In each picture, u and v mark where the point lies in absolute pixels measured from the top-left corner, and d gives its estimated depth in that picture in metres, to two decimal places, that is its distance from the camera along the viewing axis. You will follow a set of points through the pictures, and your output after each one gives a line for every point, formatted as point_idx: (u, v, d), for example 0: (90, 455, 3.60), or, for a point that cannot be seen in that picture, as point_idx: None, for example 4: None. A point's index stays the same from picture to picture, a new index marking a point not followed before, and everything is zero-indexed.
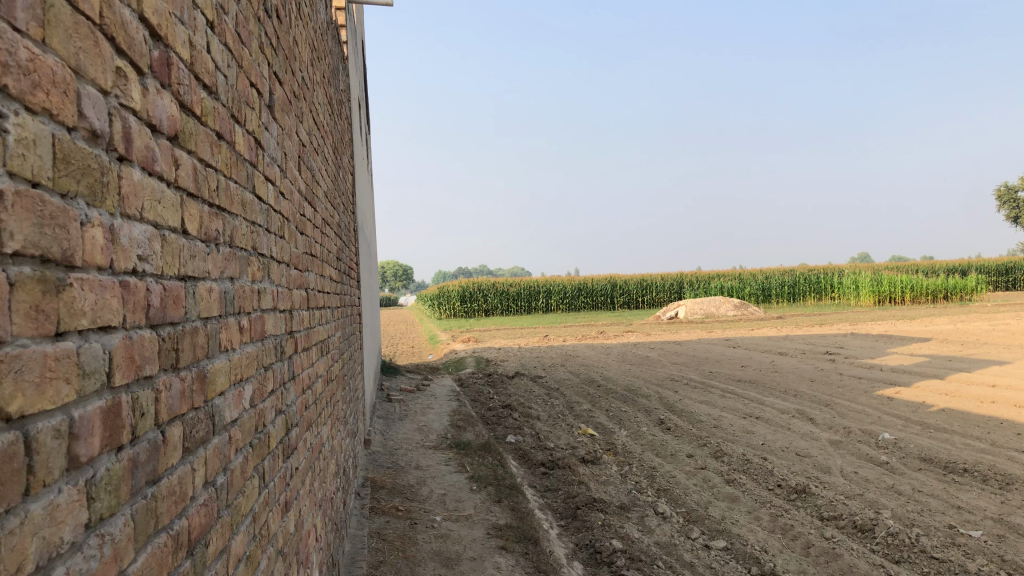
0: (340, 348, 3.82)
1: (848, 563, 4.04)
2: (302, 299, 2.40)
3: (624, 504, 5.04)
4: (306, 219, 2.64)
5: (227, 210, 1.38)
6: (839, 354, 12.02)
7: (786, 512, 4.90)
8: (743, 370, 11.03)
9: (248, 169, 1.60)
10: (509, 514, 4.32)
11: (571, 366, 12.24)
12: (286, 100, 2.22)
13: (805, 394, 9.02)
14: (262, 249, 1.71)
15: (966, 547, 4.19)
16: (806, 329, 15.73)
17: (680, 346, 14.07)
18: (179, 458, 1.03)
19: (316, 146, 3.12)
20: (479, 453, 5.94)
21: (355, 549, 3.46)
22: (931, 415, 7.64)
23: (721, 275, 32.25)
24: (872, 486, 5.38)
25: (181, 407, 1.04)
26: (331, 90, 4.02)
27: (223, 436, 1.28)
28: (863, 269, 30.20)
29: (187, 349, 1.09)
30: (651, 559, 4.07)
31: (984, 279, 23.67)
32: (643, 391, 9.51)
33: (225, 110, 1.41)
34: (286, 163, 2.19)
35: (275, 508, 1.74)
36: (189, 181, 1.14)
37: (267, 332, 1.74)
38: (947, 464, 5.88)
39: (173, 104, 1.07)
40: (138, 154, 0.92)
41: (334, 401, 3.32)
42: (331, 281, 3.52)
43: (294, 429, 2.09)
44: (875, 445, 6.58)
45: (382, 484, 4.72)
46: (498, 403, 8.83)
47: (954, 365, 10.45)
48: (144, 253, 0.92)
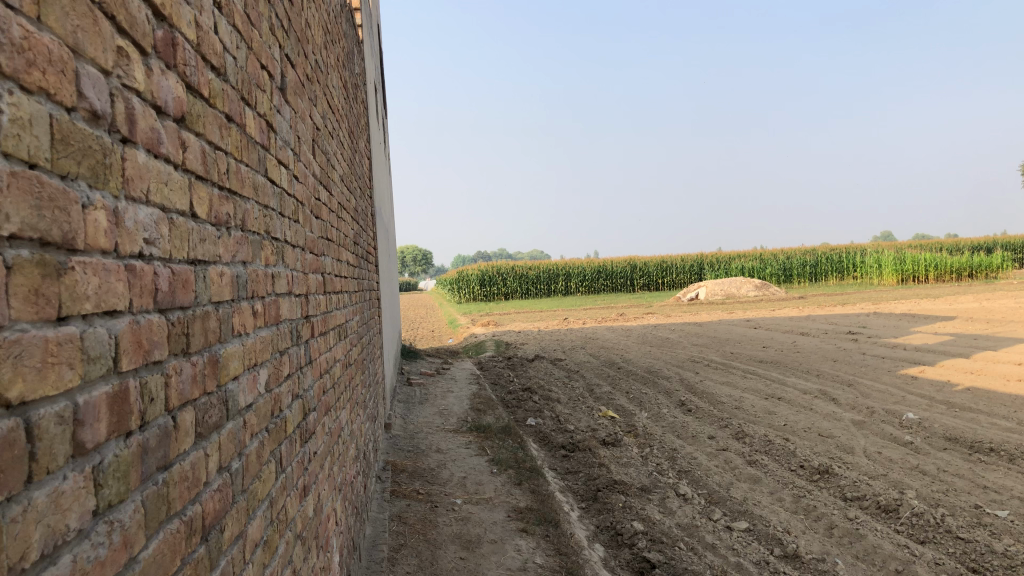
0: (358, 332, 3.81)
1: (872, 544, 4.00)
2: (319, 283, 2.40)
3: (645, 485, 5.03)
4: (322, 203, 2.63)
5: (238, 193, 1.36)
6: (861, 334, 11.91)
7: (809, 493, 4.87)
8: (764, 351, 10.95)
9: (260, 153, 1.59)
10: (530, 497, 4.31)
11: (592, 348, 12.21)
12: (299, 83, 2.20)
13: (827, 374, 8.95)
14: (275, 233, 1.69)
15: (992, 528, 4.14)
16: (828, 309, 15.59)
17: (701, 328, 13.99)
18: (192, 444, 1.03)
19: (331, 130, 3.11)
20: (499, 436, 5.94)
21: (376, 532, 3.48)
22: (956, 394, 7.55)
23: (742, 256, 32.02)
24: (896, 467, 5.33)
25: (192, 392, 1.03)
26: (346, 74, 4.00)
27: (237, 421, 1.27)
28: (885, 248, 29.88)
29: (198, 334, 1.08)
30: (672, 541, 4.05)
31: (1009, 256, 23.34)
32: (664, 373, 9.48)
33: (235, 92, 1.39)
34: (300, 147, 2.17)
35: (293, 493, 1.74)
36: (197, 164, 1.12)
37: (282, 316, 1.73)
38: (972, 443, 5.81)
39: (179, 85, 1.05)
40: (143, 136, 0.90)
41: (353, 385, 3.32)
42: (349, 266, 3.52)
43: (312, 414, 2.08)
44: (898, 425, 6.51)
45: (403, 467, 4.73)
46: (518, 386, 8.84)
47: (979, 344, 10.31)
48: (151, 237, 0.91)
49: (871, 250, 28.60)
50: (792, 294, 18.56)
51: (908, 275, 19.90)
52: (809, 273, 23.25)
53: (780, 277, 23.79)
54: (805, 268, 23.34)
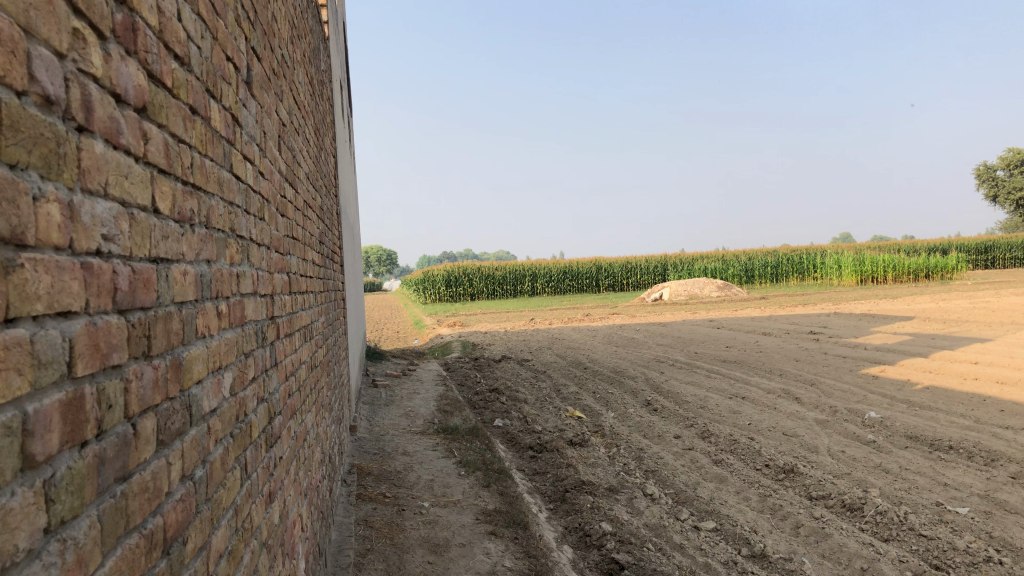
0: (324, 334, 3.74)
1: (838, 542, 4.03)
2: (285, 283, 2.34)
3: (613, 486, 5.02)
4: (288, 200, 2.57)
5: (202, 188, 1.31)
6: (822, 334, 12.07)
7: (775, 492, 4.89)
8: (728, 350, 11.05)
9: (225, 147, 1.53)
10: (499, 499, 4.27)
11: (558, 348, 12.21)
12: (265, 77, 2.13)
13: (790, 373, 9.04)
14: (240, 230, 1.64)
15: (954, 524, 4.18)
16: (789, 310, 15.77)
17: (666, 328, 14.07)
18: (153, 452, 0.97)
19: (297, 127, 3.04)
20: (467, 438, 5.90)
21: (342, 537, 3.41)
22: (915, 393, 7.67)
23: (705, 257, 32.35)
24: (860, 465, 5.38)
25: (154, 397, 0.98)
26: (311, 70, 3.92)
27: (201, 427, 1.22)
28: (845, 249, 30.34)
29: (160, 336, 1.02)
30: (641, 541, 4.04)
31: (964, 256, 23.85)
32: (630, 373, 9.51)
33: (199, 83, 1.33)
34: (266, 143, 2.11)
35: (258, 500, 1.68)
36: (159, 157, 1.06)
37: (248, 317, 1.67)
38: (933, 441, 5.89)
39: (140, 73, 1.00)
40: (101, 125, 0.85)
41: (318, 387, 3.26)
42: (314, 265, 3.45)
43: (277, 418, 2.02)
44: (861, 424, 6.58)
45: (368, 471, 4.67)
46: (485, 387, 8.80)
47: (937, 343, 10.49)
48: (110, 233, 0.86)
49: (831, 252, 29.02)
50: (755, 295, 18.75)
51: (867, 275, 20.21)
52: (770, 274, 23.55)
53: (742, 278, 24.03)
54: (766, 269, 23.63)
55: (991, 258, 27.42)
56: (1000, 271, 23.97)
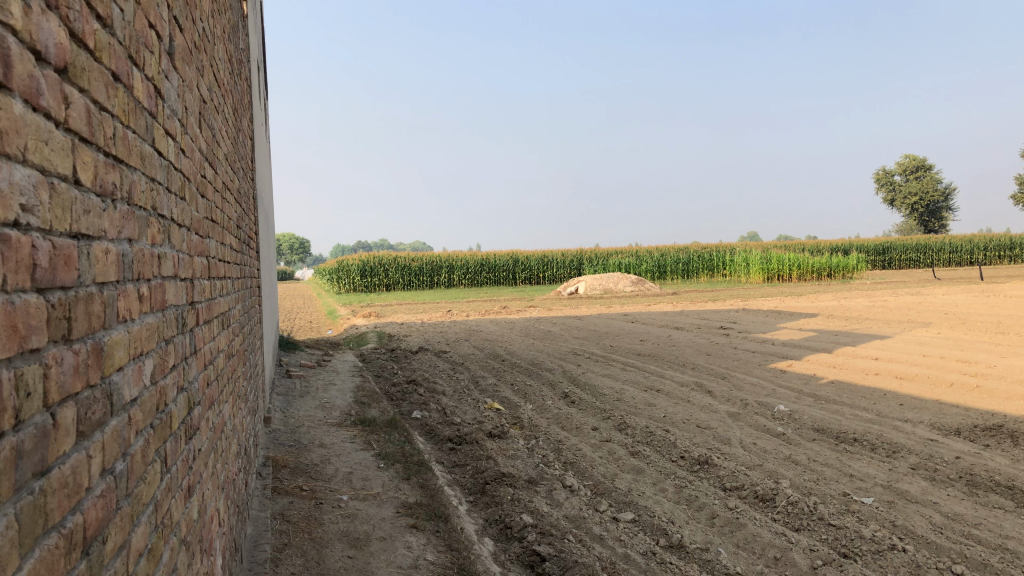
0: (240, 322, 3.60)
1: (752, 532, 4.13)
2: (204, 267, 2.23)
3: (532, 478, 5.02)
4: (207, 181, 2.44)
5: (124, 162, 1.21)
6: (732, 329, 12.41)
7: (690, 483, 4.98)
8: (642, 344, 11.23)
9: (147, 120, 1.43)
10: (419, 492, 4.21)
11: (475, 340, 12.18)
12: (186, 49, 2.01)
13: (702, 367, 9.25)
14: (161, 209, 1.54)
15: (860, 514, 4.34)
16: (700, 305, 16.15)
17: (581, 321, 14.21)
18: (72, 445, 0.89)
19: (217, 106, 2.90)
20: (385, 430, 5.81)
21: (257, 532, 3.29)
22: (821, 387, 7.94)
23: (618, 251, 32.94)
24: (771, 457, 5.53)
25: (74, 385, 0.90)
26: (231, 47, 3.76)
27: (121, 418, 1.13)
28: (753, 247, 31.27)
29: (81, 319, 0.94)
30: (561, 533, 4.05)
31: (862, 257, 24.93)
32: (547, 365, 9.56)
33: (122, 48, 1.23)
34: (187, 118, 2.00)
35: (177, 495, 1.58)
36: (81, 124, 0.98)
37: (168, 302, 1.57)
38: (838, 434, 6.11)
39: (61, 30, 0.91)
40: (20, 83, 0.76)
41: (235, 377, 3.14)
42: (232, 251, 3.31)
43: (196, 408, 1.92)
44: (771, 417, 6.78)
45: (284, 463, 4.54)
46: (402, 378, 8.69)
47: (839, 340, 10.90)
48: (29, 204, 0.78)
49: (740, 249, 29.86)
50: (667, 290, 19.14)
51: (774, 273, 20.88)
52: (682, 269, 24.12)
53: (655, 273, 24.49)
54: (678, 265, 24.19)
55: (887, 259, 28.76)
56: (895, 270, 25.11)
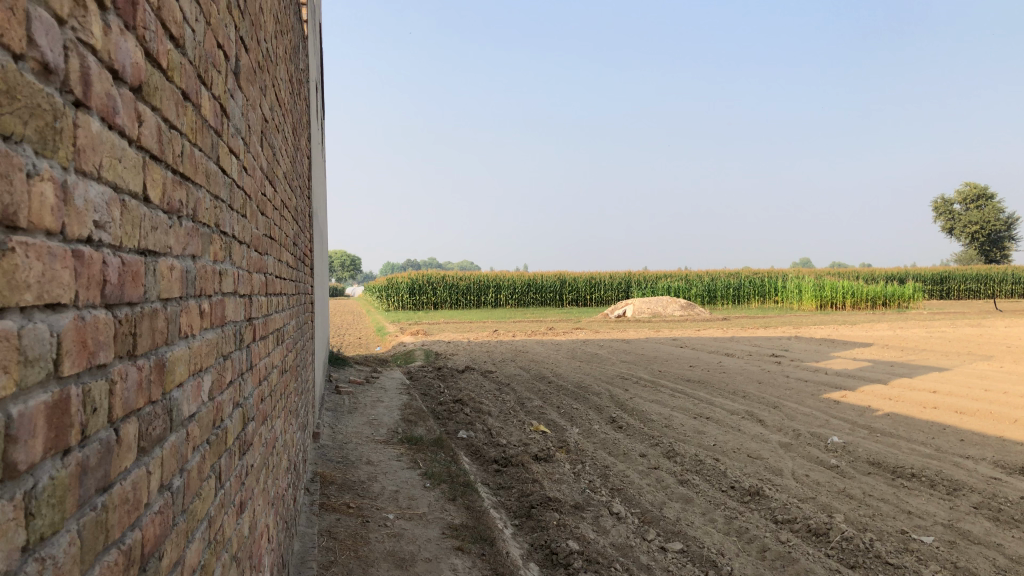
0: (293, 338, 3.63)
1: (805, 568, 4.02)
2: (262, 283, 2.25)
3: (578, 503, 4.96)
4: (267, 199, 2.48)
5: (191, 179, 1.23)
6: (784, 357, 12.17)
7: (740, 514, 4.87)
8: (691, 369, 11.06)
9: (213, 138, 1.45)
10: (465, 514, 4.19)
11: (521, 361, 12.15)
12: (251, 69, 2.05)
13: (753, 395, 9.07)
14: (224, 227, 1.55)
15: (919, 553, 4.20)
16: (751, 332, 15.88)
17: (629, 345, 14.08)
18: (133, 461, 0.89)
19: (277, 124, 2.94)
20: (431, 449, 5.81)
21: (304, 548, 3.31)
22: (877, 419, 7.71)
23: (668, 275, 32.54)
24: (824, 490, 5.39)
25: (137, 401, 0.90)
26: (292, 68, 3.83)
27: (179, 434, 1.14)
28: (806, 274, 30.73)
29: (145, 334, 0.95)
30: (608, 562, 3.99)
31: (920, 287, 24.31)
32: (594, 389, 9.47)
33: (192, 68, 1.25)
34: (250, 137, 2.03)
35: (230, 511, 1.59)
36: (152, 142, 0.99)
37: (227, 318, 1.59)
38: (895, 468, 5.94)
39: (137, 51, 0.92)
40: (97, 102, 0.77)
41: (287, 393, 3.16)
42: (288, 267, 3.35)
43: (250, 424, 1.93)
44: (825, 448, 6.61)
45: (331, 479, 4.57)
46: (448, 398, 8.69)
47: (895, 371, 10.61)
48: (102, 220, 0.78)
49: (793, 275, 29.33)
50: (717, 315, 18.88)
51: (827, 301, 20.47)
52: (732, 295, 23.78)
53: (704, 297, 24.20)
54: (729, 290, 23.86)
55: (946, 289, 27.99)
56: (955, 301, 24.41)
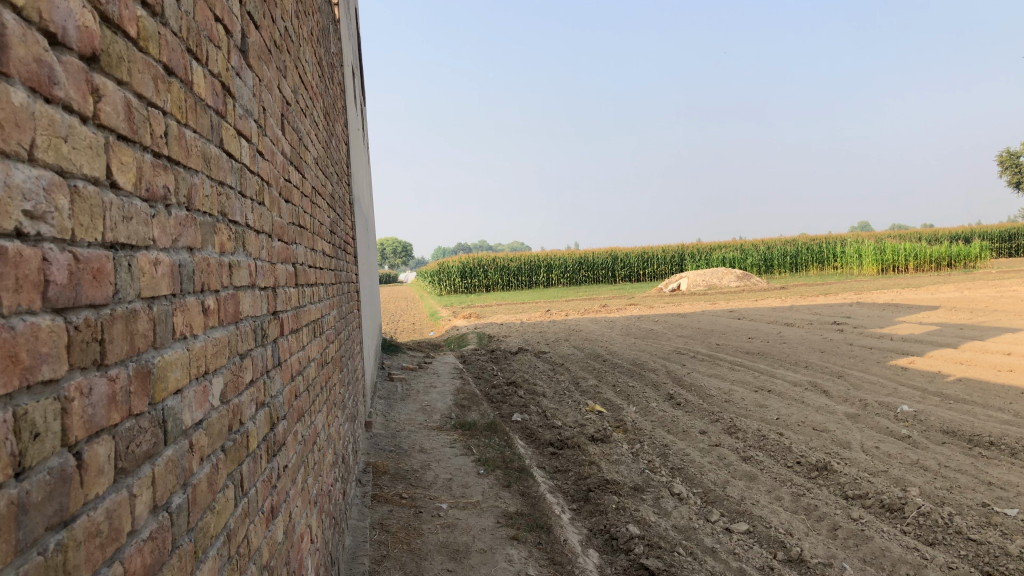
0: (336, 328, 3.54)
1: (880, 546, 3.81)
2: (290, 274, 2.16)
3: (638, 485, 4.82)
4: (293, 186, 2.37)
5: (181, 164, 1.11)
6: (846, 324, 11.79)
7: (808, 491, 4.67)
8: (750, 341, 10.79)
9: (212, 118, 1.33)
10: (521, 500, 4.08)
11: (576, 340, 11.99)
12: (264, 48, 1.93)
13: (816, 365, 8.78)
14: (234, 214, 1.45)
15: (1003, 527, 3.96)
16: (811, 300, 15.45)
17: (685, 319, 13.79)
18: (109, 486, 0.78)
19: (304, 107, 2.84)
20: (485, 434, 5.72)
21: (356, 542, 3.23)
22: (948, 385, 7.40)
23: (721, 246, 31.91)
24: (896, 462, 5.15)
25: (110, 418, 0.79)
26: (321, 50, 3.72)
27: (180, 446, 1.03)
28: (865, 238, 29.85)
29: (119, 340, 0.83)
30: (670, 546, 3.85)
31: (987, 247, 23.40)
32: (650, 365, 9.27)
33: (176, 38, 1.12)
34: (266, 120, 1.91)
35: (257, 519, 1.49)
36: (118, 120, 0.86)
37: (243, 314, 1.48)
38: (971, 437, 5.65)
39: (87, 10, 0.78)
40: (22, 69, 0.64)
41: (330, 385, 3.09)
42: (325, 257, 3.25)
43: (281, 423, 1.83)
44: (894, 418, 6.34)
45: (384, 469, 4.51)
46: (503, 380, 8.60)
47: (965, 334, 10.16)
48: (38, 208, 0.66)
49: (851, 240, 28.49)
50: (774, 284, 18.43)
51: (888, 264, 19.81)
52: (790, 263, 23.23)
53: (759, 267, 23.68)
54: (786, 259, 23.30)
55: (1014, 246, 26.88)
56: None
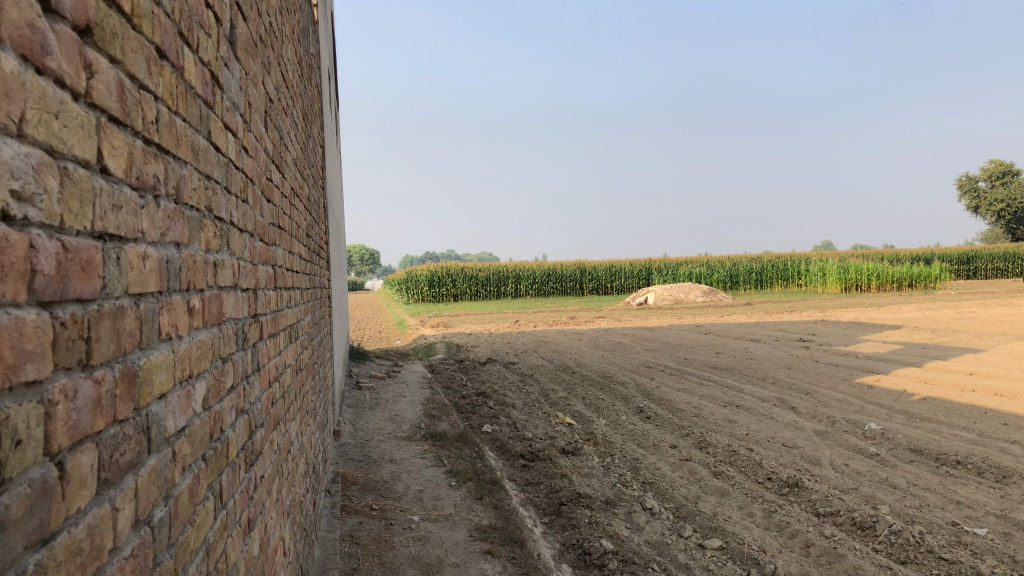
0: (309, 334, 3.45)
1: (853, 564, 3.80)
2: (270, 277, 2.08)
3: (610, 499, 4.77)
4: (273, 185, 2.29)
5: (171, 154, 1.04)
6: (812, 341, 11.89)
7: (780, 508, 4.65)
8: (718, 356, 10.83)
9: (201, 108, 1.26)
10: (493, 514, 4.02)
11: (544, 351, 11.95)
12: (251, 42, 1.86)
13: (783, 381, 8.83)
14: (219, 211, 1.37)
15: (974, 547, 3.97)
16: (777, 317, 15.57)
17: (653, 333, 13.82)
18: (92, 498, 0.71)
19: (285, 106, 2.77)
20: (456, 445, 5.64)
21: (326, 554, 3.14)
22: (913, 404, 7.47)
23: (688, 261, 32.16)
24: (866, 480, 5.16)
25: (94, 423, 0.72)
26: (301, 49, 3.64)
27: (163, 455, 0.95)
28: (828, 256, 30.29)
29: (106, 338, 0.76)
30: (644, 562, 3.80)
31: (947, 268, 23.80)
32: (619, 378, 9.25)
33: (169, 21, 1.05)
34: (251, 116, 1.84)
35: (235, 532, 1.41)
36: (110, 100, 0.80)
37: (226, 315, 1.40)
38: (938, 455, 5.69)
39: None
40: (14, 34, 0.58)
41: (303, 392, 3.00)
42: (300, 259, 3.16)
43: (258, 430, 1.75)
44: (862, 436, 6.36)
45: (353, 479, 4.41)
46: (472, 390, 8.53)
47: (928, 353, 10.30)
48: (26, 189, 0.60)
49: (814, 259, 28.87)
50: (741, 300, 18.56)
51: (853, 283, 20.05)
52: (756, 280, 23.45)
53: (725, 283, 23.86)
54: (752, 275, 23.54)
55: (973, 269, 27.37)
56: (982, 282, 23.90)
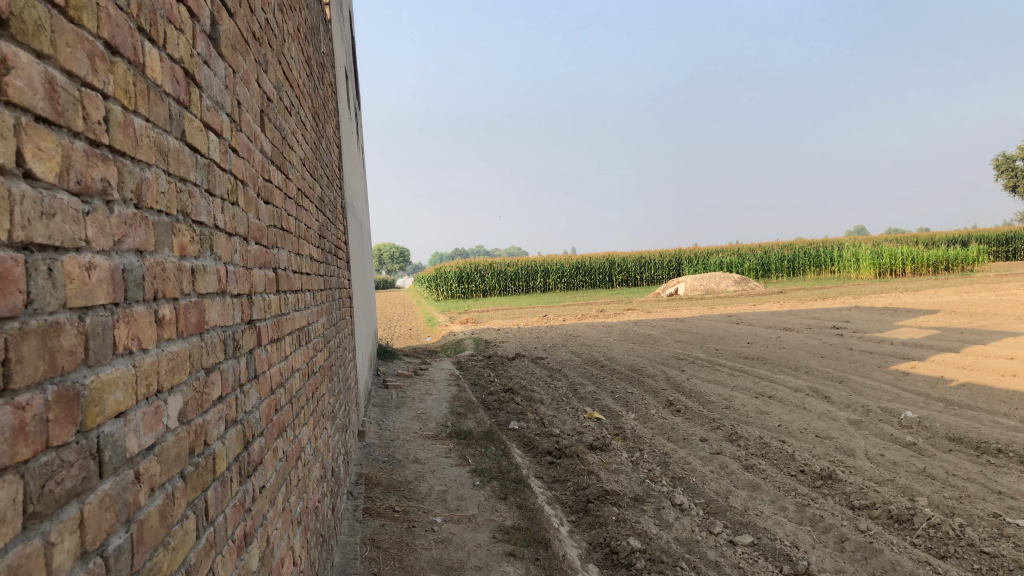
0: (324, 336, 3.40)
1: (890, 560, 3.67)
2: (269, 280, 2.02)
3: (638, 495, 4.68)
4: (273, 186, 2.23)
5: (126, 155, 0.98)
6: (846, 328, 11.64)
7: (813, 501, 4.53)
8: (749, 346, 10.64)
9: (170, 105, 1.20)
10: (517, 513, 3.95)
11: (572, 345, 11.83)
12: (239, 38, 1.80)
13: (816, 370, 8.64)
14: (198, 214, 1.31)
15: (1017, 539, 3.82)
16: (810, 304, 15.29)
17: (683, 323, 13.64)
18: (13, 534, 0.65)
19: (287, 104, 2.70)
20: (481, 443, 5.57)
21: (345, 560, 3.10)
22: (952, 391, 7.26)
23: (718, 251, 31.76)
24: (902, 471, 5.01)
25: (15, 452, 0.65)
26: (309, 47, 3.58)
27: (121, 476, 0.89)
28: (861, 242, 29.75)
29: (33, 359, 0.69)
30: (673, 560, 3.70)
31: (985, 250, 23.25)
32: (649, 371, 9.12)
33: (121, 14, 0.99)
34: (241, 114, 1.78)
35: (226, 550, 1.36)
36: (34, 97, 0.73)
37: (209, 323, 1.34)
38: (978, 444, 5.51)
39: None
40: None
41: (317, 396, 2.95)
42: (311, 262, 3.11)
43: (256, 440, 1.70)
44: (898, 425, 6.20)
45: (376, 481, 4.36)
46: (499, 387, 8.46)
47: (966, 338, 10.02)
48: None
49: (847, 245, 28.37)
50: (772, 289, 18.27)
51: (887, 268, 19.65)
52: (788, 267, 23.09)
53: (756, 271, 23.53)
54: (783, 263, 23.17)
55: (1012, 250, 26.68)
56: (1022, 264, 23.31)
